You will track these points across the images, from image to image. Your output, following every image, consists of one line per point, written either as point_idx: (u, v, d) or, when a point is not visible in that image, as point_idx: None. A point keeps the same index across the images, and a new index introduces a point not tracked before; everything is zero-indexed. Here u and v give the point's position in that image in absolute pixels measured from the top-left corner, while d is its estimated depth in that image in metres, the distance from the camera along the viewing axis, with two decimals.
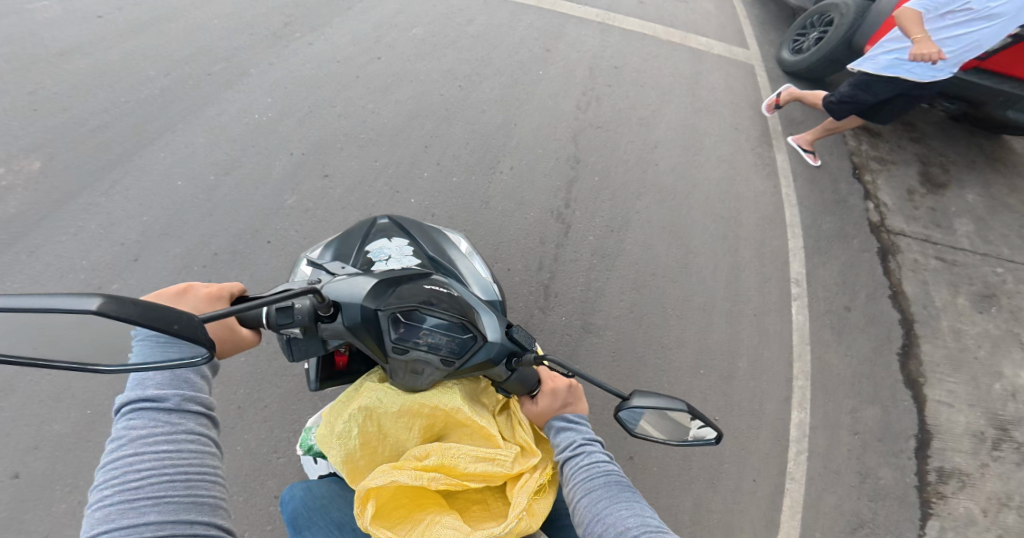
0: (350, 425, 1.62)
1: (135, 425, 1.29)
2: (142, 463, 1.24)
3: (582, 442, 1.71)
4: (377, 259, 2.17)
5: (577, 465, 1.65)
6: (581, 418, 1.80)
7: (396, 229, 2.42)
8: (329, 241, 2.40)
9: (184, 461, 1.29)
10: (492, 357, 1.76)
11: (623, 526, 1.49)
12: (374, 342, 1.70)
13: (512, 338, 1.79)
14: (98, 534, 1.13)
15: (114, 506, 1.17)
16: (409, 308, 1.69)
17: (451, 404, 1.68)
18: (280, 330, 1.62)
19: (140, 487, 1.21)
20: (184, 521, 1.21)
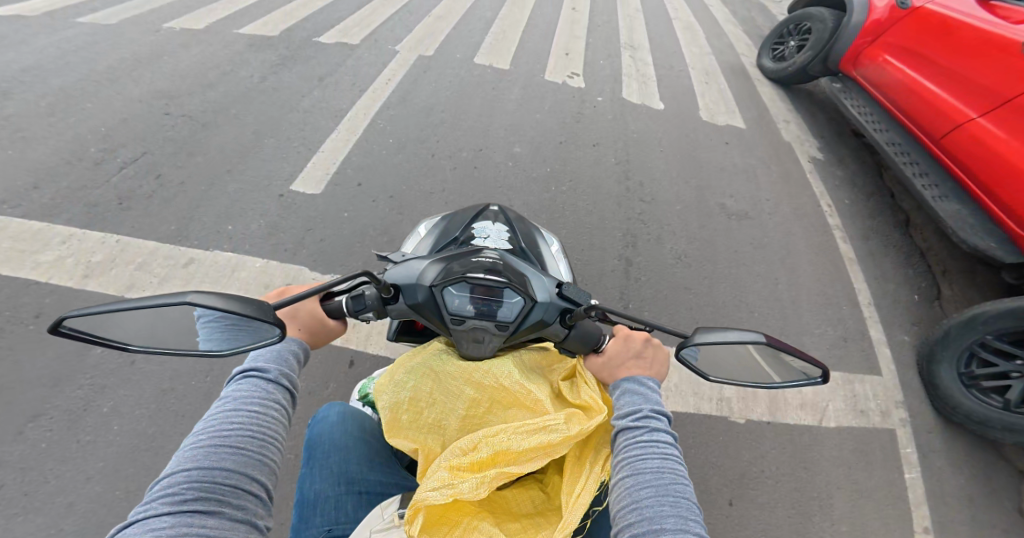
0: (410, 377, 1.27)
1: (236, 383, 1.22)
2: (231, 416, 1.16)
3: (648, 410, 1.15)
4: (474, 241, 1.38)
5: (627, 439, 1.12)
6: (655, 384, 1.21)
7: (502, 219, 1.53)
8: (439, 215, 1.57)
9: (271, 425, 1.20)
10: (552, 320, 1.21)
11: (659, 525, 1.01)
12: (436, 321, 1.19)
13: (562, 294, 1.22)
14: (178, 469, 1.07)
15: (199, 446, 1.11)
16: (464, 272, 1.17)
17: (502, 370, 1.21)
18: (362, 319, 1.25)
19: (226, 436, 1.13)
20: (254, 480, 1.12)
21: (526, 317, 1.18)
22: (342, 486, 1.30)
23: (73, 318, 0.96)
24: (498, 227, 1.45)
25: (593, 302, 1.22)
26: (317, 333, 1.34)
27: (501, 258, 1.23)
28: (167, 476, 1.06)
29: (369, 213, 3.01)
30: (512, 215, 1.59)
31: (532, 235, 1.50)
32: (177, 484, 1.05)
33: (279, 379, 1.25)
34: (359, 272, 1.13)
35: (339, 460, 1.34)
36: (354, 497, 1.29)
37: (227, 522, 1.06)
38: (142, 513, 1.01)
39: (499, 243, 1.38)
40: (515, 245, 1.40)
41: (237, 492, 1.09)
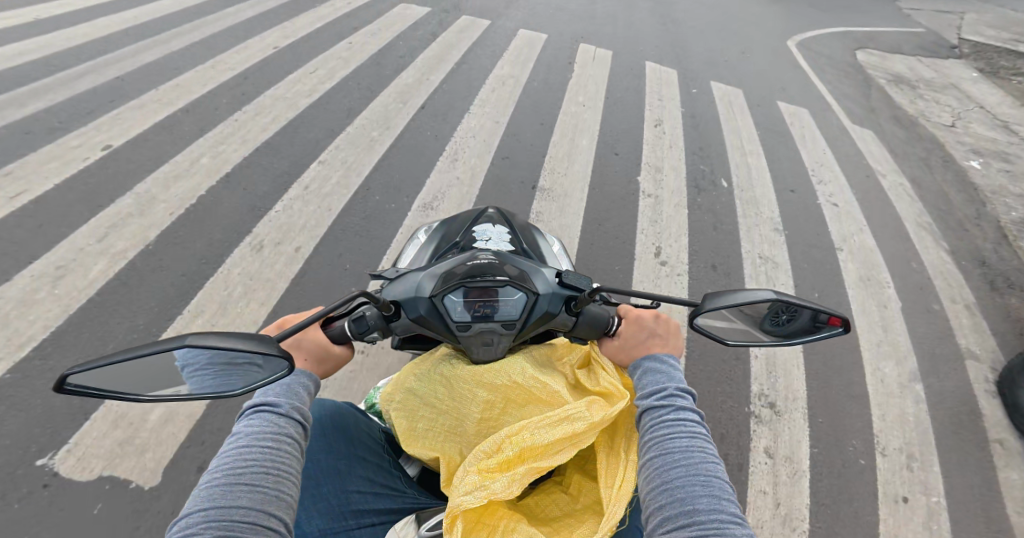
0: (424, 384, 1.26)
1: (248, 414, 1.10)
2: (246, 450, 1.04)
3: (673, 389, 1.14)
4: (475, 245, 1.36)
5: (653, 418, 1.11)
6: (676, 361, 1.21)
7: (501, 221, 1.52)
8: (436, 222, 1.57)
9: (288, 458, 1.07)
10: (557, 310, 1.20)
11: (692, 508, 0.99)
12: (441, 328, 1.17)
13: (563, 282, 1.20)
14: (191, 513, 0.95)
15: (213, 487, 0.99)
16: (463, 276, 1.15)
17: (513, 368, 1.20)
18: (367, 340, 1.22)
19: (241, 470, 1.01)
20: (274, 518, 1.00)
21: (531, 313, 1.17)
22: (350, 520, 1.22)
23: (73, 372, 0.93)
24: (498, 229, 1.44)
25: (593, 284, 1.21)
26: (330, 362, 1.26)
27: (499, 258, 1.21)
28: (181, 519, 0.95)
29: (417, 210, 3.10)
30: (508, 216, 1.57)
31: (534, 236, 1.49)
32: (191, 528, 0.94)
33: (295, 408, 1.13)
34: (353, 293, 1.10)
35: (335, 489, 1.24)
36: (368, 530, 1.22)
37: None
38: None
39: (499, 245, 1.37)
40: (516, 247, 1.39)
41: (255, 532, 0.96)
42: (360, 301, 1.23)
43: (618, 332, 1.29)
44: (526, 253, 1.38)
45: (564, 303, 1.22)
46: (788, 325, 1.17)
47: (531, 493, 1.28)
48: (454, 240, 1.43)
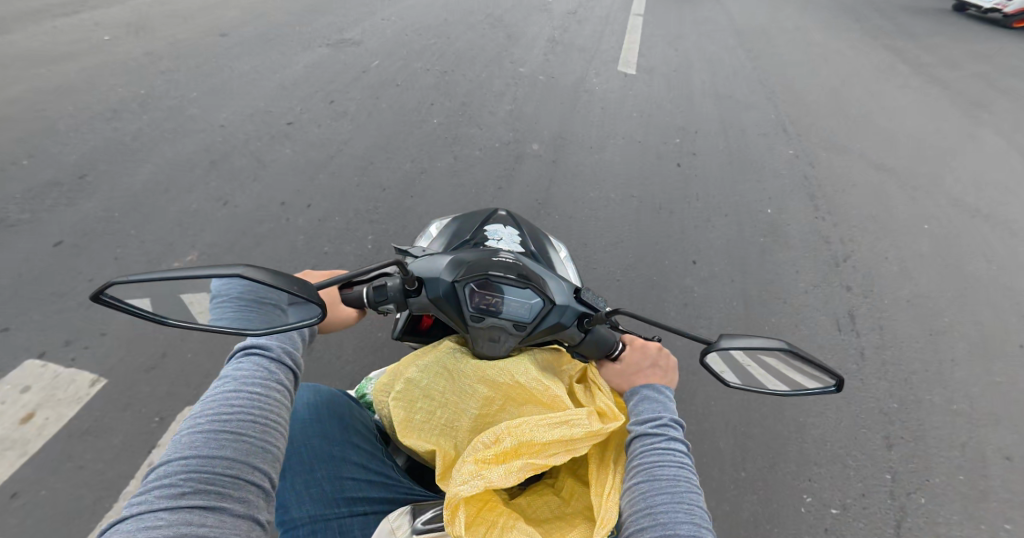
0: (424, 375, 1.27)
1: (237, 360, 1.05)
2: (232, 397, 0.98)
3: (667, 418, 1.17)
4: (488, 243, 1.38)
5: (645, 445, 1.13)
6: (671, 392, 1.24)
7: (512, 223, 1.54)
8: (450, 216, 1.58)
9: (275, 409, 1.02)
10: (568, 323, 1.23)
11: (675, 530, 1.01)
12: (456, 316, 1.19)
13: (580, 298, 1.25)
14: (174, 457, 0.87)
15: (199, 432, 0.92)
16: (488, 271, 1.16)
17: (518, 368, 1.22)
18: (381, 311, 1.25)
19: (226, 417, 0.95)
20: (258, 471, 0.93)
21: (542, 319, 1.19)
22: (343, 507, 1.22)
23: (117, 284, 0.89)
24: (513, 231, 1.47)
25: (607, 306, 1.28)
26: (335, 319, 1.21)
27: (518, 260, 1.24)
28: (159, 466, 0.87)
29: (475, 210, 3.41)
30: (516, 219, 1.59)
31: (545, 245, 1.51)
32: (171, 476, 0.85)
33: (284, 356, 1.08)
34: (390, 260, 1.13)
35: (329, 475, 1.24)
36: (360, 518, 1.22)
37: (229, 521, 0.85)
38: (130, 511, 0.80)
39: (514, 247, 1.39)
40: (528, 250, 1.41)
41: (239, 483, 0.89)
42: (384, 274, 1.26)
43: (620, 357, 1.32)
44: (538, 258, 1.40)
45: (577, 318, 1.25)
46: (789, 375, 1.20)
47: (524, 493, 1.29)
48: (470, 235, 1.44)
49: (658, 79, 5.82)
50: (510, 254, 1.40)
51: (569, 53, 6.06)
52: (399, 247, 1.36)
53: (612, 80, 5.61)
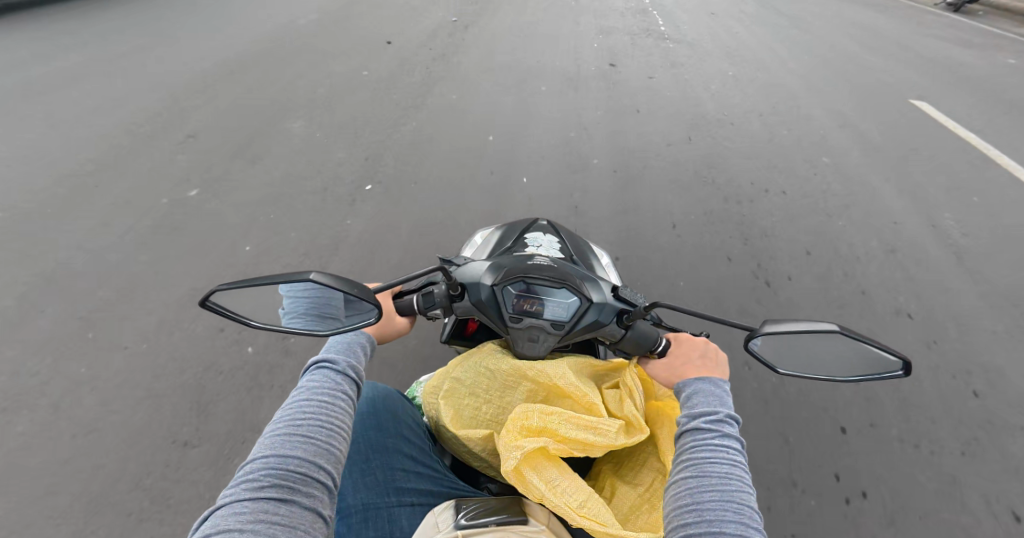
0: (470, 374, 1.34)
1: (310, 370, 1.10)
2: (306, 403, 1.04)
3: (723, 413, 1.15)
4: (527, 248, 1.42)
5: (699, 440, 1.11)
6: (728, 386, 1.23)
7: (554, 232, 1.57)
8: (493, 227, 1.64)
9: (340, 417, 1.06)
10: (608, 321, 1.26)
11: (721, 529, 0.99)
12: (497, 321, 1.24)
13: (618, 296, 1.29)
14: (252, 459, 0.94)
15: (277, 436, 0.98)
16: (527, 273, 1.22)
17: (557, 370, 1.26)
18: (429, 317, 1.29)
19: (298, 422, 1.01)
20: (322, 470, 0.98)
21: (580, 316, 1.23)
22: (391, 496, 1.30)
23: (219, 289, 1.00)
24: (555, 237, 1.50)
25: (646, 302, 1.29)
26: (386, 328, 1.24)
27: (555, 264, 1.29)
28: (246, 462, 0.93)
29: (552, 180, 3.65)
30: (558, 230, 1.62)
31: (586, 252, 1.55)
32: (254, 472, 0.92)
33: (350, 367, 1.13)
34: (432, 269, 1.19)
35: (381, 465, 1.33)
36: (407, 508, 1.29)
37: (299, 513, 0.91)
38: (223, 500, 0.87)
39: (555, 251, 1.42)
40: (571, 255, 1.44)
41: (307, 479, 0.95)
42: (429, 281, 1.31)
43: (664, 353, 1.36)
44: (578, 262, 1.43)
45: (616, 316, 1.28)
46: (851, 362, 1.16)
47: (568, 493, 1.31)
48: (513, 242, 1.48)
49: (759, 55, 5.86)
50: (551, 257, 1.43)
51: (574, 44, 5.78)
52: (443, 257, 1.42)
53: (727, 57, 5.73)
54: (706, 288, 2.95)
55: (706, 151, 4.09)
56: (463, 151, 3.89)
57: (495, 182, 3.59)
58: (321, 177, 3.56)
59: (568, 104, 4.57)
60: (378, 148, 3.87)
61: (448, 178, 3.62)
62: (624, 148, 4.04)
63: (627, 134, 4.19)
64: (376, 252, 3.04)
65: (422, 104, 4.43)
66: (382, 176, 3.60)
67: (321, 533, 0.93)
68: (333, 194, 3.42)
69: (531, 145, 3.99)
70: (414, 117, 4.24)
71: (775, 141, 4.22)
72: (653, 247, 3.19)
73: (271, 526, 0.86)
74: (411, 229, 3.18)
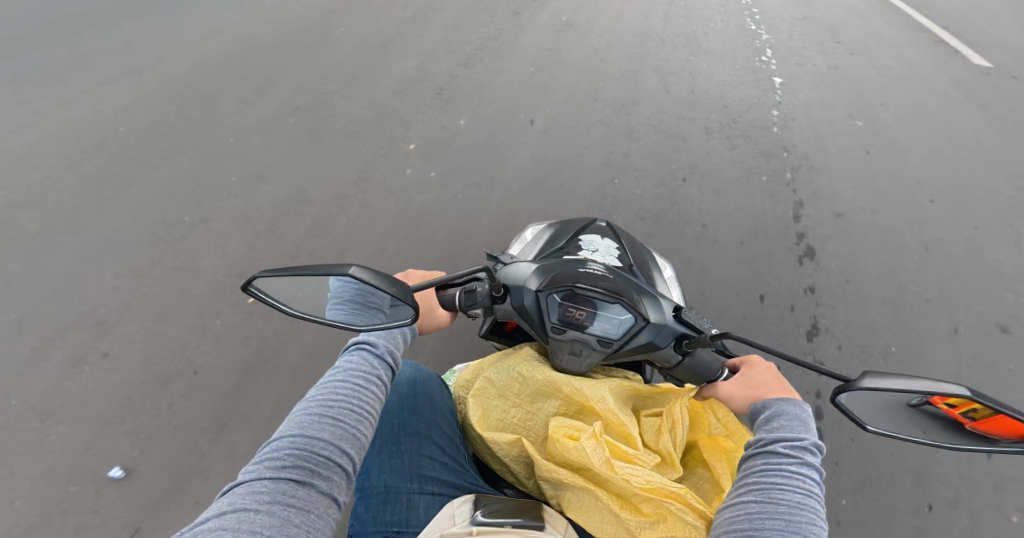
0: (501, 376, 1.33)
1: (349, 349, 1.11)
2: (338, 385, 1.04)
3: (808, 442, 1.03)
4: (580, 251, 1.32)
5: (774, 464, 1.00)
6: (811, 414, 1.11)
7: (611, 236, 1.47)
8: (546, 223, 1.56)
9: (369, 402, 1.06)
10: (664, 343, 1.18)
11: None
12: (539, 329, 1.19)
13: (681, 318, 1.19)
14: (280, 435, 0.95)
15: (308, 415, 0.98)
16: (578, 282, 1.15)
17: (595, 393, 1.19)
18: (470, 314, 1.27)
19: (329, 403, 1.01)
20: (345, 453, 0.98)
21: (631, 337, 1.15)
22: (414, 483, 1.30)
23: (258, 278, 1.02)
24: (613, 241, 1.40)
25: (712, 329, 1.20)
26: (427, 320, 1.22)
27: (610, 274, 1.20)
28: (274, 438, 0.94)
29: (623, 145, 3.40)
30: (616, 232, 1.51)
31: (645, 261, 1.44)
32: (278, 449, 0.92)
33: (387, 352, 1.13)
34: (476, 268, 1.17)
35: (409, 450, 1.33)
36: (427, 497, 1.30)
37: (315, 497, 0.91)
38: (245, 475, 0.89)
39: (611, 258, 1.32)
40: (628, 263, 1.34)
41: (329, 463, 0.95)
42: (475, 278, 1.28)
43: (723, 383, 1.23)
44: (635, 272, 1.32)
45: (674, 340, 1.18)
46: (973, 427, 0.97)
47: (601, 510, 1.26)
48: (567, 241, 1.39)
49: (881, 16, 5.14)
50: (607, 264, 1.33)
51: None
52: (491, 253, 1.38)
53: (842, 16, 5.06)
54: (773, 287, 2.72)
55: (802, 124, 3.65)
56: (532, 102, 3.67)
57: (561, 142, 3.38)
58: (383, 114, 3.45)
59: (652, 59, 4.21)
60: (445, 89, 3.69)
61: (511, 130, 3.44)
62: (707, 113, 3.68)
63: (713, 97, 3.81)
64: (429, 202, 2.95)
65: (495, 44, 4.20)
66: (443, 120, 3.45)
67: (334, 519, 0.94)
68: (393, 133, 3.31)
69: (605, 102, 3.72)
70: (486, 61, 4.03)
71: (884, 122, 3.73)
72: (722, 232, 2.95)
73: (290, 505, 0.87)
74: (469, 182, 3.06)
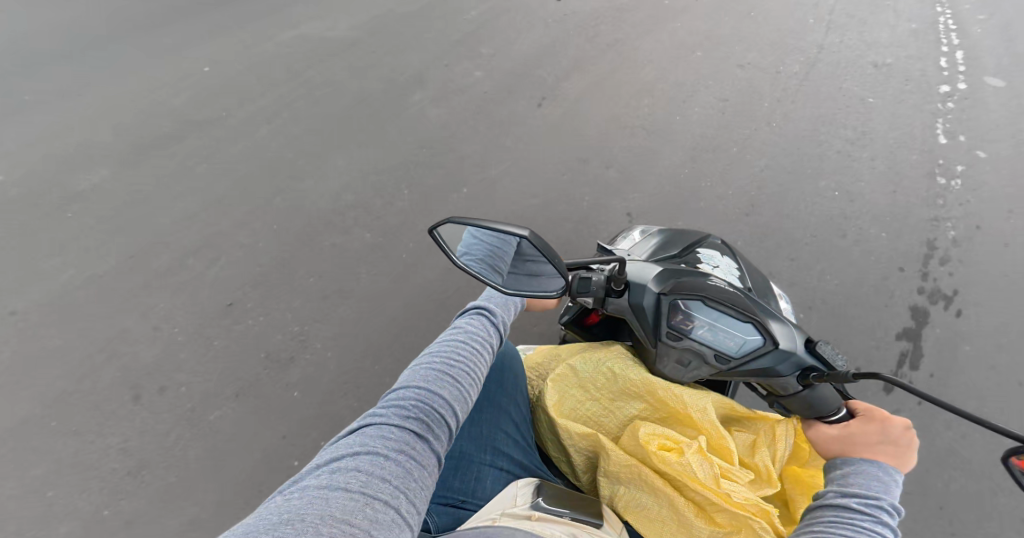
0: (587, 367, 1.31)
1: (468, 313, 1.12)
2: (458, 347, 1.04)
3: (886, 502, 1.00)
4: (700, 264, 1.34)
5: (844, 518, 0.98)
6: (900, 478, 1.06)
7: (728, 254, 1.47)
8: (659, 228, 1.57)
9: (479, 369, 1.05)
10: (786, 372, 1.13)
11: None
12: (650, 330, 1.20)
13: (815, 351, 1.12)
14: (403, 385, 0.96)
15: (432, 370, 0.99)
16: (703, 293, 1.14)
17: (698, 402, 1.19)
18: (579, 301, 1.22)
19: (450, 364, 1.01)
20: (457, 416, 0.98)
21: (751, 359, 1.14)
22: (486, 455, 1.32)
23: (445, 223, 0.98)
24: (733, 261, 1.40)
25: (846, 367, 1.11)
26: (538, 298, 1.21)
27: (732, 291, 1.20)
28: (398, 387, 0.95)
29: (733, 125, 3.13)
30: (732, 251, 1.50)
31: (764, 285, 1.42)
32: (404, 399, 0.93)
33: (502, 323, 1.14)
34: (614, 257, 1.14)
35: (488, 421, 1.34)
36: (495, 471, 1.31)
37: (428, 452, 0.91)
38: (371, 418, 0.89)
39: (731, 276, 1.32)
40: (747, 284, 1.33)
41: (443, 422, 0.95)
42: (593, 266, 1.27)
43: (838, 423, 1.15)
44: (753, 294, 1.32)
45: (799, 370, 1.14)
46: None
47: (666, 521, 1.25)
48: (686, 251, 1.41)
49: None
50: (727, 281, 1.33)
51: None
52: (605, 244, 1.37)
53: None
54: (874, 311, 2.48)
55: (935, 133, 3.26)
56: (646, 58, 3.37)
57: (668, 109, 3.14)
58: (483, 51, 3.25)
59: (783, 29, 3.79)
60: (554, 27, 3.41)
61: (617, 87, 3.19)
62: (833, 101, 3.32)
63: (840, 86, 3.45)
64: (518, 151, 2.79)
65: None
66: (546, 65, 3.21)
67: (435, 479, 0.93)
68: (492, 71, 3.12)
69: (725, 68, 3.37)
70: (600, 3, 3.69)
71: None
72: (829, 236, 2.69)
73: (412, 458, 0.86)
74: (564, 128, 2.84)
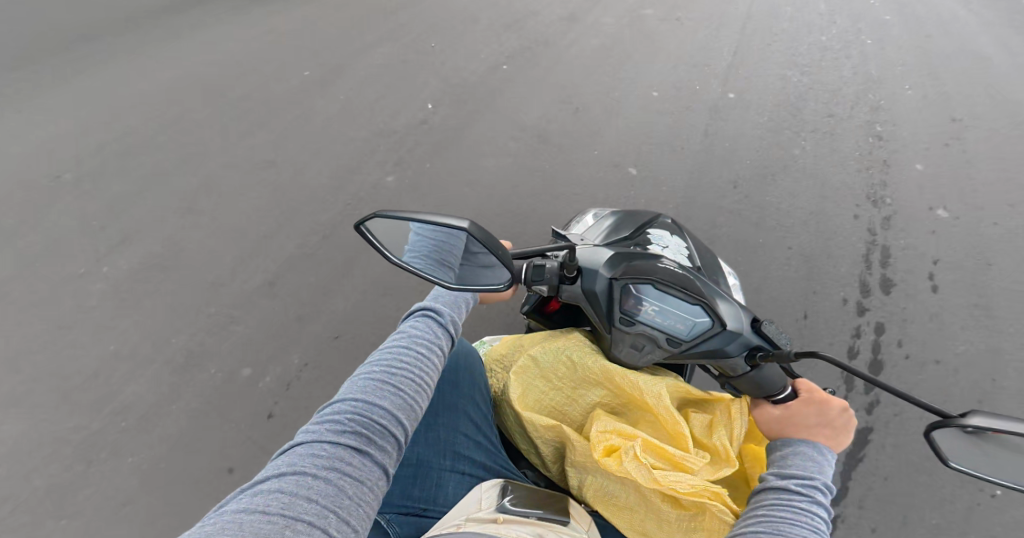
0: (548, 356, 1.26)
1: (414, 316, 1.05)
2: (402, 352, 0.98)
3: (819, 481, 0.99)
4: (651, 245, 1.30)
5: (780, 500, 0.96)
6: (833, 459, 1.06)
7: (678, 233, 1.43)
8: (611, 209, 1.53)
9: (427, 373, 0.99)
10: (734, 352, 1.12)
11: None
12: (603, 317, 1.15)
13: (759, 330, 1.11)
14: (338, 399, 0.89)
15: (372, 379, 0.92)
16: (655, 275, 1.10)
17: (653, 387, 1.15)
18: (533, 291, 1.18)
19: (393, 370, 0.95)
20: (404, 425, 0.92)
21: (702, 341, 1.12)
22: (446, 460, 1.26)
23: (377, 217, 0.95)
24: (683, 241, 1.37)
25: (791, 347, 1.09)
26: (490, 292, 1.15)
27: (683, 271, 1.17)
28: (334, 401, 0.88)
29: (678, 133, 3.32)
30: (682, 231, 1.47)
31: (712, 263, 1.41)
32: (340, 413, 0.86)
33: (452, 322, 1.08)
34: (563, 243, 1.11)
35: (445, 425, 1.28)
36: (457, 476, 1.26)
37: (368, 466, 0.83)
38: (302, 437, 0.82)
39: (681, 256, 1.29)
40: (698, 264, 1.30)
41: (385, 432, 0.88)
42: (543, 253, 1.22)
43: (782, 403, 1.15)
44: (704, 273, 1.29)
45: (743, 349, 1.13)
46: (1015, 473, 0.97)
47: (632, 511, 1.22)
48: (637, 233, 1.37)
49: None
50: (677, 261, 1.30)
51: None
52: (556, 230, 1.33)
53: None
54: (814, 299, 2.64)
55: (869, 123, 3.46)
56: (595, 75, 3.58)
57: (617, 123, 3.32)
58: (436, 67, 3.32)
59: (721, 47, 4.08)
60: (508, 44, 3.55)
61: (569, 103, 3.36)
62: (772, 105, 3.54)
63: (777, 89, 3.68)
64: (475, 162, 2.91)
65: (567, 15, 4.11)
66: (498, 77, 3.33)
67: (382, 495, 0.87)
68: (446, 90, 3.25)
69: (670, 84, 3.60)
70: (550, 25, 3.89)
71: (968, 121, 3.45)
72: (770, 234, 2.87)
73: (346, 473, 0.79)
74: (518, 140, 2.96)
